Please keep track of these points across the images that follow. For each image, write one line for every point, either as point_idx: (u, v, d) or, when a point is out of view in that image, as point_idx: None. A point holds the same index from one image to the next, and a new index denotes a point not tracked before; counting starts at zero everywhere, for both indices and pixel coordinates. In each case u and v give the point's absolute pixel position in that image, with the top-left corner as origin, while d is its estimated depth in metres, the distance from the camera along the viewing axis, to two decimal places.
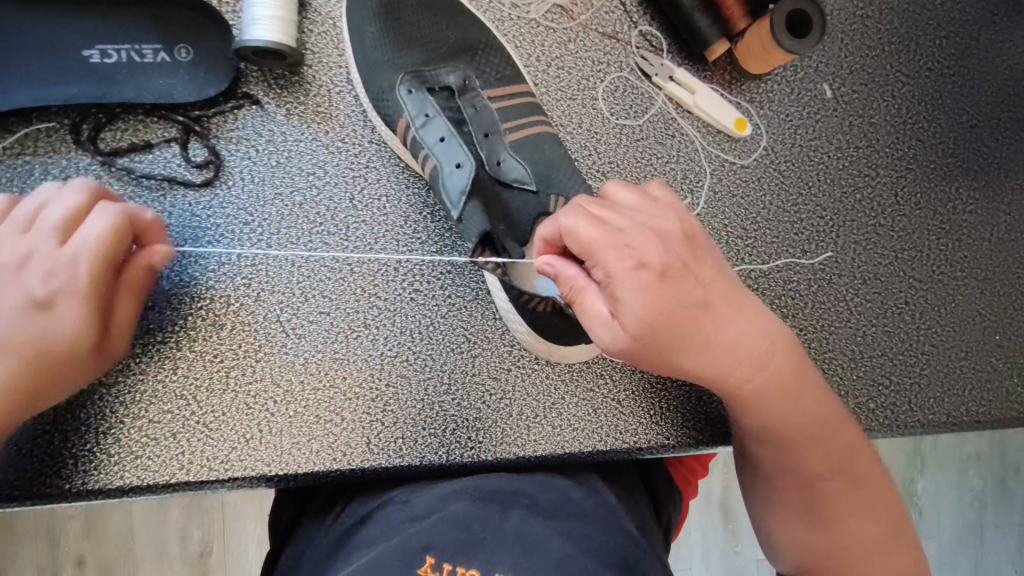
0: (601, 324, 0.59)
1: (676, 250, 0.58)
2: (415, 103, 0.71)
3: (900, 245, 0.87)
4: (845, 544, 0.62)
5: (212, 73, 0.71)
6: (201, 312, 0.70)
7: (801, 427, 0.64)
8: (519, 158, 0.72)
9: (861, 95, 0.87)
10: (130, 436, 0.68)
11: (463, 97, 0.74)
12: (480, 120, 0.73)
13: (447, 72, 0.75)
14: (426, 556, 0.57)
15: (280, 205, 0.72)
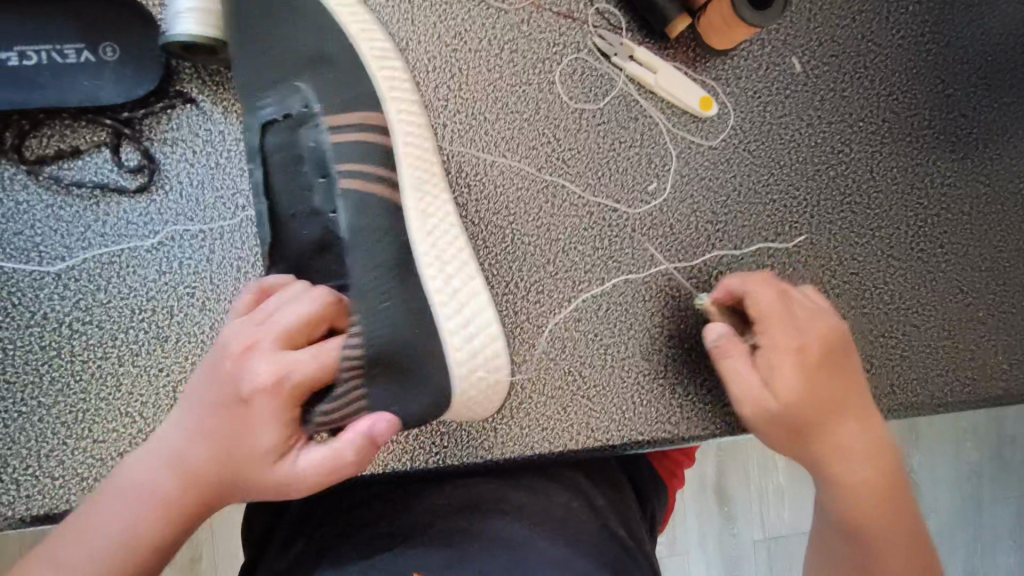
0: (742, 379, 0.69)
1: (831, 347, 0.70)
2: (248, 147, 0.67)
3: (877, 223, 0.84)
4: None
5: (137, 71, 0.67)
6: (144, 325, 0.66)
7: (864, 460, 0.67)
8: (340, 210, 0.62)
9: (832, 68, 0.83)
10: (73, 457, 0.64)
11: (302, 129, 0.65)
12: (319, 161, 0.65)
13: (287, 97, 0.66)
14: None
15: (222, 209, 0.68)
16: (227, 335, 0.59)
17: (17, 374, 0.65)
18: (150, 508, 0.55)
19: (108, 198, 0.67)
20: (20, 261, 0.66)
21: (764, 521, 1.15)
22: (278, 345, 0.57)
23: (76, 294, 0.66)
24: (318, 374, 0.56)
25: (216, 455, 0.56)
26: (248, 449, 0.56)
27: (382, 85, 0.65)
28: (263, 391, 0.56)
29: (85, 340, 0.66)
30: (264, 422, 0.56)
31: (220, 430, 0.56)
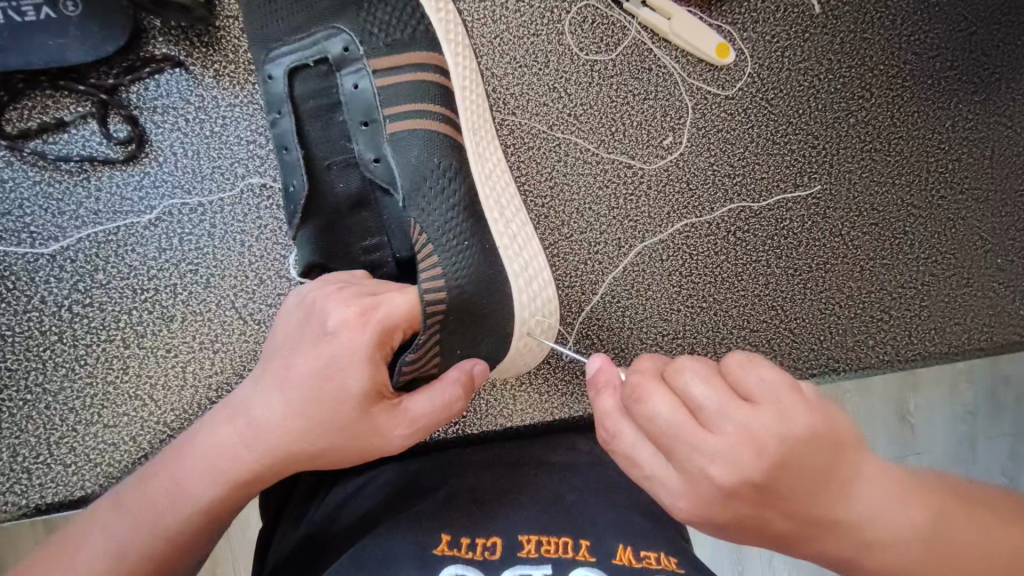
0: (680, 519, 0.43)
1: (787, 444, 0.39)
2: (276, 94, 0.62)
3: (897, 170, 0.81)
4: None
5: (108, 27, 0.61)
6: (148, 305, 0.64)
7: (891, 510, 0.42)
8: (390, 158, 0.59)
9: (851, 8, 0.79)
10: (86, 444, 0.62)
11: (342, 73, 0.60)
12: (366, 108, 0.60)
13: (328, 37, 0.60)
14: (443, 534, 0.55)
15: (221, 179, 0.64)
16: (312, 290, 0.57)
17: (17, 360, 0.63)
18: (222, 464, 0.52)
19: (98, 172, 0.63)
20: (11, 244, 0.63)
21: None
22: (361, 295, 0.55)
23: (73, 276, 0.63)
24: (401, 324, 0.54)
25: (293, 411, 0.52)
26: (327, 401, 0.52)
27: (440, 29, 0.61)
28: (346, 334, 0.52)
29: (87, 324, 0.63)
30: (347, 369, 0.51)
31: (305, 382, 0.52)
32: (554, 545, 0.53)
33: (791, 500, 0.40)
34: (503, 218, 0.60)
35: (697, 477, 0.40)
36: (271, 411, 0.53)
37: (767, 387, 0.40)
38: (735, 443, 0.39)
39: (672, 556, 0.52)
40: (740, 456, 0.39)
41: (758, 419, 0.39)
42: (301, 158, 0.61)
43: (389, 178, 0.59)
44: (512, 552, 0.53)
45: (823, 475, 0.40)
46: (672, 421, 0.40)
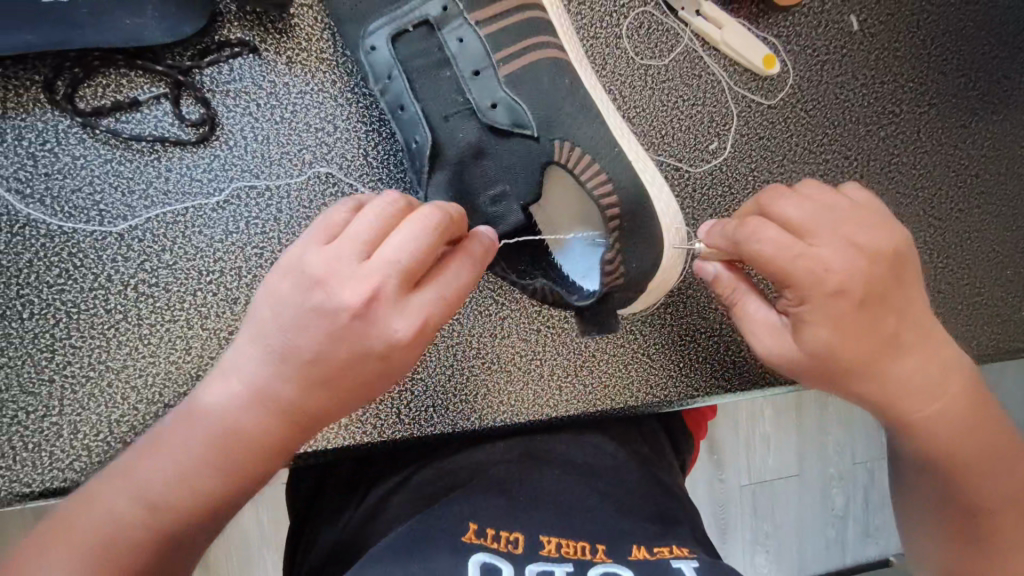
0: (760, 335, 0.61)
1: (869, 263, 0.56)
2: (382, 60, 0.65)
3: (921, 183, 0.85)
4: (937, 408, 0.60)
5: (186, 10, 0.62)
6: (212, 287, 0.64)
7: (919, 330, 0.59)
8: (509, 97, 0.62)
9: (888, 26, 0.83)
10: (147, 423, 0.63)
11: (444, 31, 0.64)
12: (473, 56, 0.64)
13: (424, 2, 0.65)
14: (470, 523, 0.59)
15: (287, 165, 0.65)
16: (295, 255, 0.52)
17: (82, 339, 0.63)
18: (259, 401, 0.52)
19: (169, 153, 0.64)
20: (79, 221, 0.62)
21: (751, 464, 1.16)
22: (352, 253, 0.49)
23: (140, 255, 0.63)
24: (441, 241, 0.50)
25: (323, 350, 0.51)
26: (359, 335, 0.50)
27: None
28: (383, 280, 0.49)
29: (152, 303, 0.63)
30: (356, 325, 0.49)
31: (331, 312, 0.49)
32: (574, 547, 0.57)
33: (883, 307, 0.57)
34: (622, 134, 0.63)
35: (807, 263, 0.55)
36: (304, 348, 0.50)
37: (862, 217, 0.58)
38: (833, 247, 0.55)
39: (681, 548, 0.58)
40: (840, 254, 0.55)
41: (841, 231, 0.56)
42: (423, 112, 0.64)
43: (510, 119, 0.62)
44: (534, 549, 0.57)
45: (879, 285, 0.56)
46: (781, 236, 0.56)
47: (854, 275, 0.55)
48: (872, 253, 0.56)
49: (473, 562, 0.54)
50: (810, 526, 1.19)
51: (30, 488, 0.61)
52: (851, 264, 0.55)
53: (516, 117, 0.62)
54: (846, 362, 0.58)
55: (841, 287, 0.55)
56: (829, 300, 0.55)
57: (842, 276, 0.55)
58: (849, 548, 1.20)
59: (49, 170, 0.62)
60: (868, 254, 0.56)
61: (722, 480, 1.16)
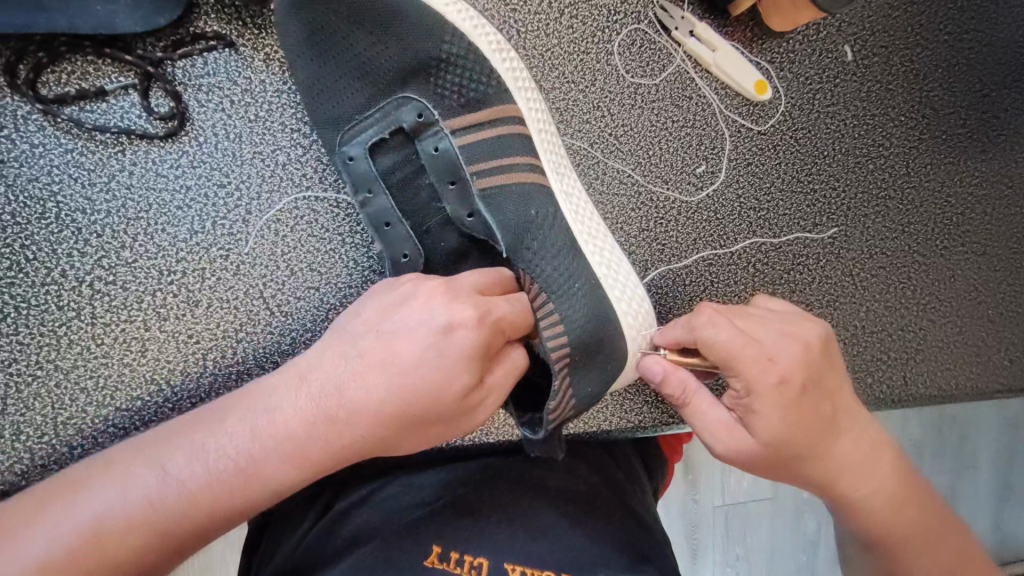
0: (713, 435, 0.59)
1: (811, 359, 0.58)
2: (361, 173, 0.62)
3: (907, 219, 0.84)
4: (881, 500, 0.59)
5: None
6: (172, 289, 0.62)
7: (858, 421, 0.60)
8: (484, 213, 0.59)
9: (880, 59, 0.83)
10: (94, 427, 0.61)
11: (421, 139, 0.61)
12: (448, 168, 0.60)
13: (398, 108, 0.61)
14: (432, 546, 0.61)
15: (260, 165, 0.63)
16: (278, 405, 0.50)
17: (30, 336, 0.60)
18: (192, 501, 0.49)
19: (135, 146, 0.61)
20: (34, 213, 0.60)
21: (725, 486, 1.14)
22: (235, 416, 0.51)
23: (98, 251, 0.61)
24: (490, 338, 0.51)
25: (240, 470, 0.49)
26: (416, 405, 0.49)
27: (509, 79, 0.60)
28: (377, 337, 0.51)
29: (107, 302, 0.61)
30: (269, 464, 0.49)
31: (374, 361, 0.50)
32: None
33: (822, 398, 0.58)
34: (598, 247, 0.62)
35: (757, 355, 0.56)
36: (218, 464, 0.50)
37: (789, 315, 0.62)
38: (776, 342, 0.58)
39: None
40: (785, 349, 0.57)
41: (780, 327, 0.59)
42: (410, 229, 0.62)
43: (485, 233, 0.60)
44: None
45: (820, 381, 0.58)
46: (732, 336, 0.57)
47: (796, 365, 0.57)
48: (809, 353, 0.58)
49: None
50: (782, 553, 1.17)
51: None
52: (796, 361, 0.57)
53: (488, 233, 0.59)
54: (793, 455, 0.58)
55: (786, 376, 0.56)
56: (774, 390, 0.55)
57: (787, 366, 0.56)
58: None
59: (5, 157, 0.59)
60: (808, 352, 0.58)
61: (695, 500, 1.14)
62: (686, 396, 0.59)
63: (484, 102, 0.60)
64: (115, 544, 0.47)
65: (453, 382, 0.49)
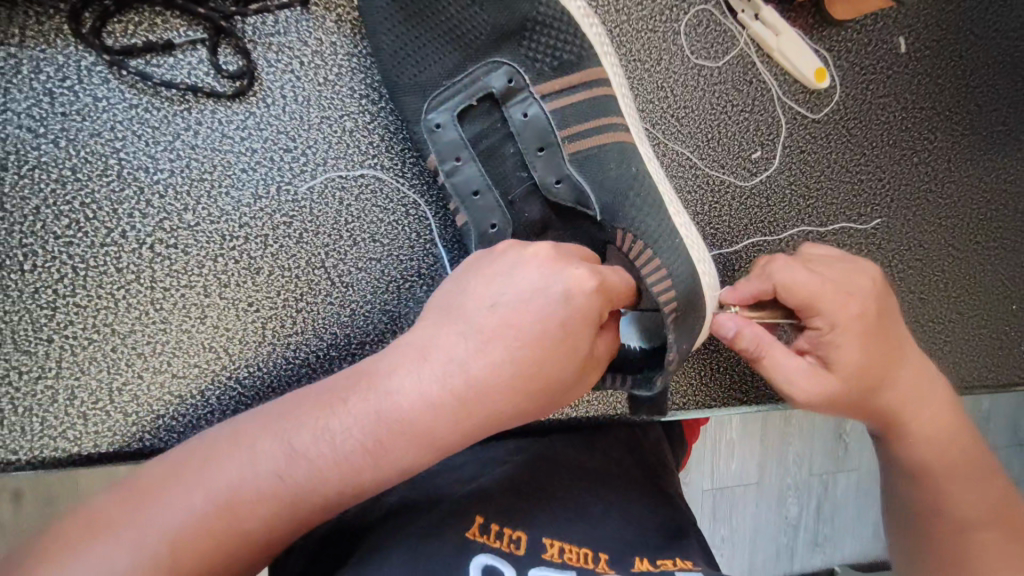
0: (796, 383, 0.60)
1: (881, 298, 0.63)
2: (449, 141, 0.62)
3: (945, 213, 0.86)
4: (932, 437, 0.64)
5: None
6: (234, 255, 0.60)
7: (918, 361, 0.65)
8: (577, 179, 0.59)
9: (932, 53, 0.83)
10: (150, 394, 0.59)
11: (509, 105, 0.60)
12: (539, 134, 0.60)
13: (487, 73, 0.60)
14: (475, 517, 0.61)
15: (327, 130, 0.61)
16: (403, 382, 0.53)
17: (88, 298, 0.57)
18: (320, 475, 0.51)
19: (201, 104, 0.58)
20: (95, 169, 0.57)
21: (714, 469, 1.16)
22: (359, 394, 0.53)
23: (159, 213, 0.58)
24: (601, 303, 0.56)
25: (367, 450, 0.51)
26: (543, 374, 0.53)
27: (598, 45, 0.59)
28: (495, 312, 0.54)
29: (168, 266, 0.59)
30: (397, 445, 0.51)
31: (493, 336, 0.52)
32: (576, 554, 0.59)
33: (892, 336, 0.63)
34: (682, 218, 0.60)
35: (836, 289, 0.60)
36: (345, 441, 0.51)
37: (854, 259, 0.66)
38: (851, 282, 0.62)
39: (686, 560, 0.60)
40: (860, 287, 0.62)
41: (851, 268, 0.64)
42: (498, 198, 0.62)
43: (576, 199, 0.60)
44: (535, 552, 0.59)
45: (889, 319, 0.63)
46: (811, 276, 0.60)
47: (871, 302, 0.62)
48: (880, 292, 0.63)
49: (474, 565, 0.56)
50: (764, 535, 1.20)
51: (16, 456, 0.56)
52: (871, 299, 0.62)
53: (580, 199, 0.60)
54: (865, 388, 0.62)
55: (864, 310, 0.61)
56: (854, 321, 0.60)
57: (864, 302, 0.61)
58: (798, 557, 1.22)
59: (66, 109, 0.56)
60: (881, 297, 0.63)
61: (684, 482, 1.16)
62: (760, 349, 0.60)
63: (576, 65, 0.58)
64: (244, 518, 0.49)
65: (576, 347, 0.55)
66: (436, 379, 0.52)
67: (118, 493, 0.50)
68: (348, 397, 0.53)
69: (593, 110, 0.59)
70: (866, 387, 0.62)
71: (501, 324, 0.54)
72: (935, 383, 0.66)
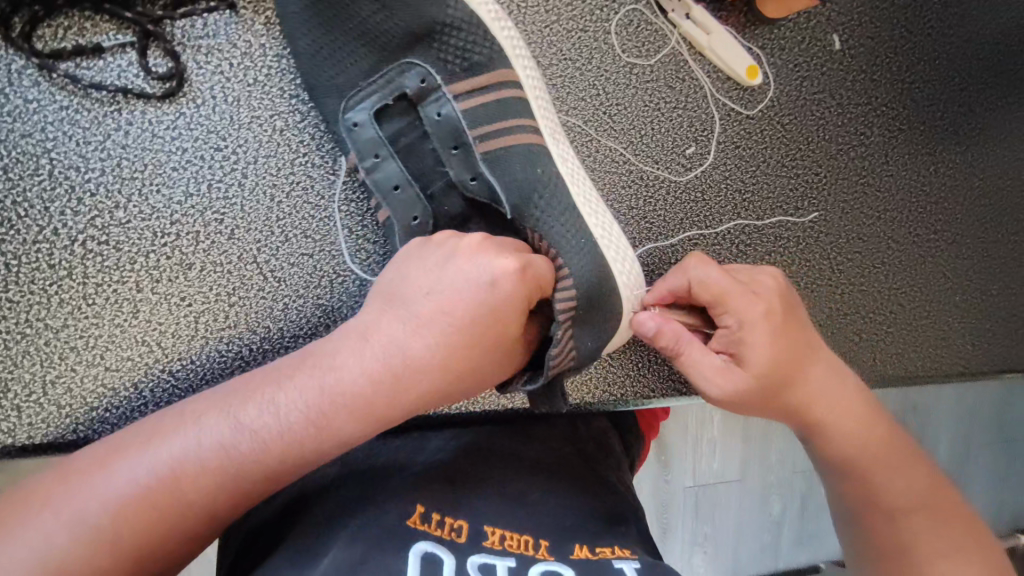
0: (709, 379, 0.63)
1: (787, 295, 0.68)
2: (367, 139, 0.63)
3: (884, 207, 0.88)
4: (853, 429, 0.67)
5: None
6: (166, 250, 0.63)
7: (831, 358, 0.69)
8: (490, 175, 0.62)
9: (867, 49, 0.85)
10: (85, 386, 0.62)
11: (424, 105, 0.63)
12: (452, 133, 0.63)
13: (401, 74, 0.62)
14: (415, 505, 0.62)
15: (257, 130, 0.63)
16: (346, 361, 0.55)
17: (21, 293, 0.60)
18: (262, 450, 0.52)
19: (130, 106, 0.61)
20: (26, 170, 0.60)
21: (696, 465, 1.18)
22: (301, 373, 0.55)
23: (91, 211, 0.61)
24: (530, 290, 0.58)
25: (309, 423, 0.53)
26: (474, 356, 0.57)
27: (508, 47, 0.62)
28: (430, 297, 0.57)
29: (100, 262, 0.61)
30: (338, 420, 0.53)
31: (427, 320, 0.56)
32: (517, 540, 0.61)
33: (801, 332, 0.66)
34: (593, 210, 0.64)
35: (742, 289, 0.65)
36: (290, 414, 0.53)
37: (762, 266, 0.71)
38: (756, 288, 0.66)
39: (625, 548, 0.62)
40: (766, 287, 0.67)
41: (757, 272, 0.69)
42: (417, 192, 0.64)
43: (490, 196, 0.63)
44: (477, 539, 0.61)
45: (797, 316, 0.67)
46: (720, 277, 0.65)
47: (776, 299, 0.66)
48: (786, 291, 0.68)
49: (414, 552, 0.57)
50: (747, 530, 1.22)
51: None
52: (778, 295, 0.66)
53: (494, 194, 0.62)
54: (779, 382, 0.64)
55: (771, 307, 0.65)
56: (761, 316, 0.64)
57: (771, 299, 0.65)
58: (783, 553, 1.24)
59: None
60: (788, 294, 0.68)
61: (657, 475, 1.17)
62: (678, 345, 0.63)
63: (485, 67, 0.61)
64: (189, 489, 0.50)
65: (505, 331, 0.58)
66: (373, 360, 0.54)
67: (65, 465, 0.52)
68: (291, 374, 0.54)
69: (510, 109, 0.62)
70: (781, 381, 0.64)
71: (438, 309, 0.56)
72: (851, 379, 0.69)
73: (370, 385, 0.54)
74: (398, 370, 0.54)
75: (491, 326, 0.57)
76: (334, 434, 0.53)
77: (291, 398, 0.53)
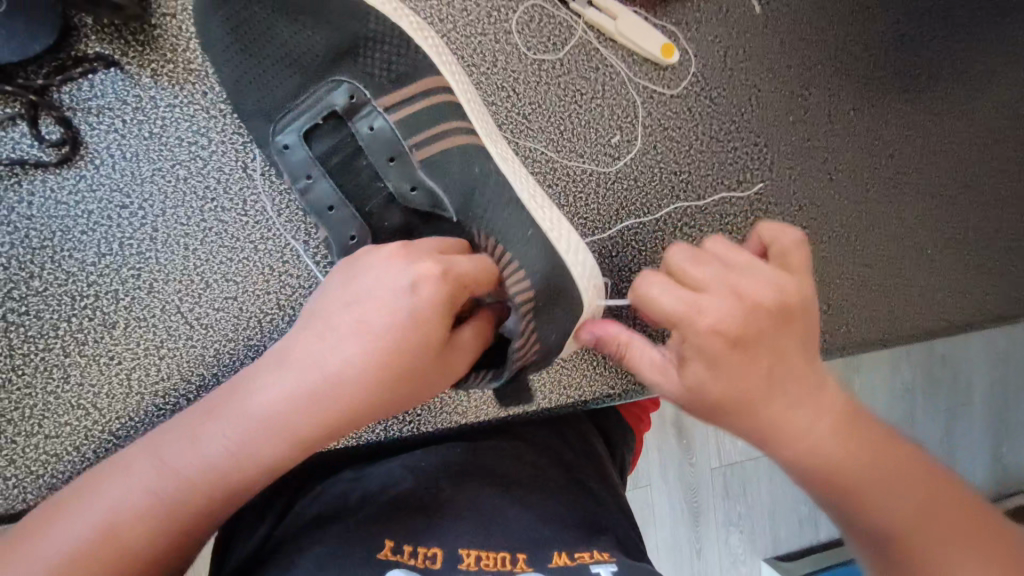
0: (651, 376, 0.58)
1: (754, 315, 0.52)
2: (299, 159, 0.64)
3: (835, 166, 0.84)
4: (824, 447, 0.54)
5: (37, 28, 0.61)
6: (88, 312, 0.64)
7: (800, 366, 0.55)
8: (428, 182, 0.61)
9: (791, 8, 0.82)
10: (27, 456, 0.62)
11: (355, 121, 0.63)
12: (388, 143, 0.62)
13: (329, 92, 0.63)
14: (386, 540, 0.60)
15: (160, 181, 0.65)
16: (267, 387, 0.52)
17: None
18: (192, 490, 0.51)
19: (31, 175, 0.63)
20: None
21: (719, 448, 1.14)
22: (222, 406, 0.53)
23: (7, 283, 0.63)
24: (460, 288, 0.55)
25: (234, 455, 0.51)
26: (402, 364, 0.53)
27: (432, 52, 0.64)
28: (352, 306, 0.53)
29: (23, 332, 0.63)
30: (263, 445, 0.52)
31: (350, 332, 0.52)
32: (494, 559, 0.59)
33: (757, 351, 0.53)
34: (538, 201, 0.62)
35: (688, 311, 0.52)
36: (214, 448, 0.51)
37: (749, 261, 0.55)
38: (716, 293, 0.52)
39: (602, 552, 0.60)
40: (723, 304, 0.52)
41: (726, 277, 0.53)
42: (352, 209, 0.63)
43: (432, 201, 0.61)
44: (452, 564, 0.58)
45: (760, 331, 0.53)
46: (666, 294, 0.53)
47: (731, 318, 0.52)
48: (757, 307, 0.53)
49: None
50: (780, 506, 1.19)
51: None
52: (756, 307, 0.53)
53: (435, 201, 0.61)
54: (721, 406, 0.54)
55: (721, 330, 0.52)
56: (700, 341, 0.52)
57: (722, 322, 0.52)
58: (821, 524, 1.21)
59: None
60: (771, 303, 0.53)
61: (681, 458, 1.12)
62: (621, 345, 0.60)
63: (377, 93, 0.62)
64: (123, 536, 0.50)
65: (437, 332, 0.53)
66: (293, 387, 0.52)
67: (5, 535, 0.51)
68: (213, 409, 0.52)
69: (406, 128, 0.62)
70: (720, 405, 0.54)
71: (363, 323, 0.53)
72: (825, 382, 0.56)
73: (291, 408, 0.51)
74: (319, 392, 0.51)
75: (416, 336, 0.52)
76: (262, 463, 0.52)
77: (215, 432, 0.52)
